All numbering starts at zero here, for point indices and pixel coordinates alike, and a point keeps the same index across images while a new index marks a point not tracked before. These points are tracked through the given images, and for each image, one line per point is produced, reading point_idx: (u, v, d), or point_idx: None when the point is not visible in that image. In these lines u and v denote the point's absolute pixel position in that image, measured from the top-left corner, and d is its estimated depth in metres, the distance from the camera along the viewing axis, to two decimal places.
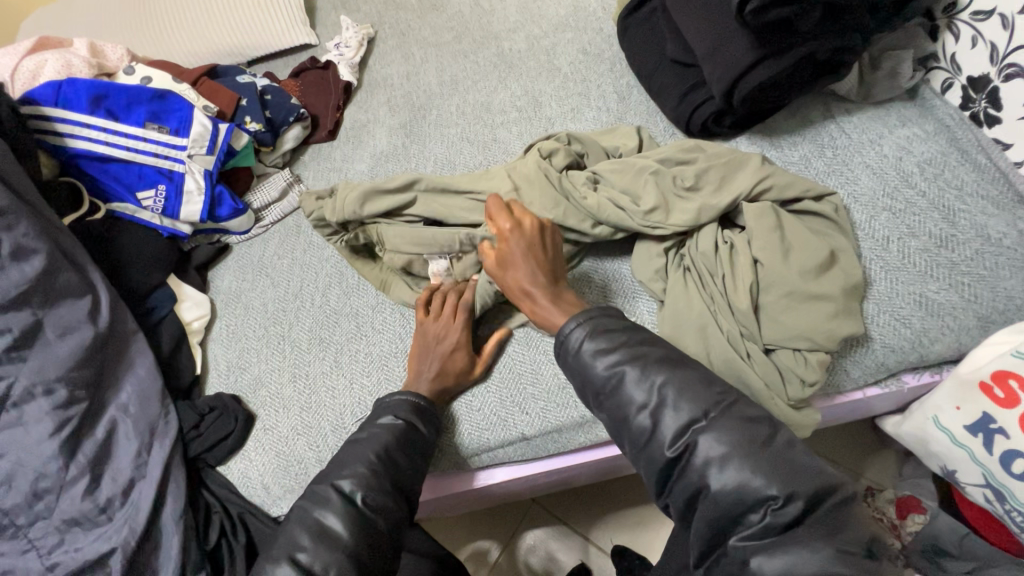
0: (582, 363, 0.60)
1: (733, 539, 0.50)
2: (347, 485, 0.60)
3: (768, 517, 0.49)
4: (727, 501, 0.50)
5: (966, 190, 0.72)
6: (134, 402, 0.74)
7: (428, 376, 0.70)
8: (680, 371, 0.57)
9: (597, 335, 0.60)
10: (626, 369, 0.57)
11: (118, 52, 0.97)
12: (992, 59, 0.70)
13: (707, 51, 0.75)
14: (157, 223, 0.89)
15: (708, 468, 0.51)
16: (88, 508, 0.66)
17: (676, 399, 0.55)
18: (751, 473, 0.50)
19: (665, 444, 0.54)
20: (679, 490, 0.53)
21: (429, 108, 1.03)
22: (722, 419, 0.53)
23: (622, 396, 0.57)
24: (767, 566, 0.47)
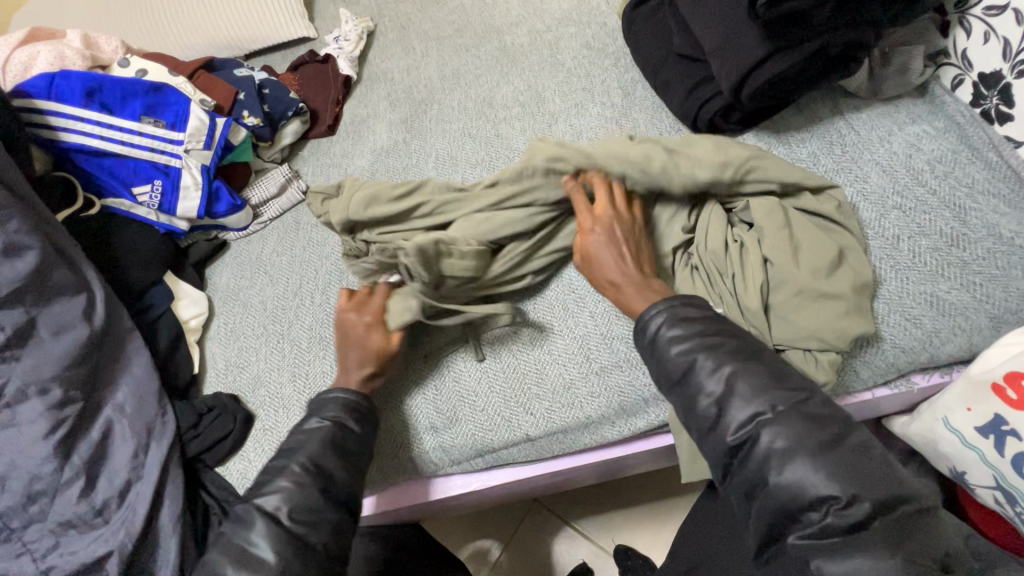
0: (657, 349, 0.59)
1: (791, 537, 0.50)
2: (273, 501, 0.57)
3: (829, 518, 0.48)
4: (783, 499, 0.50)
5: (977, 188, 0.71)
6: (131, 401, 0.72)
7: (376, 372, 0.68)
8: (752, 364, 0.55)
9: (677, 322, 0.59)
10: (700, 357, 0.56)
11: (113, 44, 0.95)
12: (1005, 54, 0.69)
13: (716, 45, 0.73)
14: (154, 219, 0.88)
15: (769, 464, 0.51)
16: (84, 510, 0.65)
17: (746, 392, 0.54)
18: (815, 472, 0.49)
19: (728, 430, 0.54)
20: (738, 478, 0.53)
21: (431, 103, 1.01)
22: (789, 415, 0.52)
23: (692, 383, 0.56)
24: (826, 569, 0.47)
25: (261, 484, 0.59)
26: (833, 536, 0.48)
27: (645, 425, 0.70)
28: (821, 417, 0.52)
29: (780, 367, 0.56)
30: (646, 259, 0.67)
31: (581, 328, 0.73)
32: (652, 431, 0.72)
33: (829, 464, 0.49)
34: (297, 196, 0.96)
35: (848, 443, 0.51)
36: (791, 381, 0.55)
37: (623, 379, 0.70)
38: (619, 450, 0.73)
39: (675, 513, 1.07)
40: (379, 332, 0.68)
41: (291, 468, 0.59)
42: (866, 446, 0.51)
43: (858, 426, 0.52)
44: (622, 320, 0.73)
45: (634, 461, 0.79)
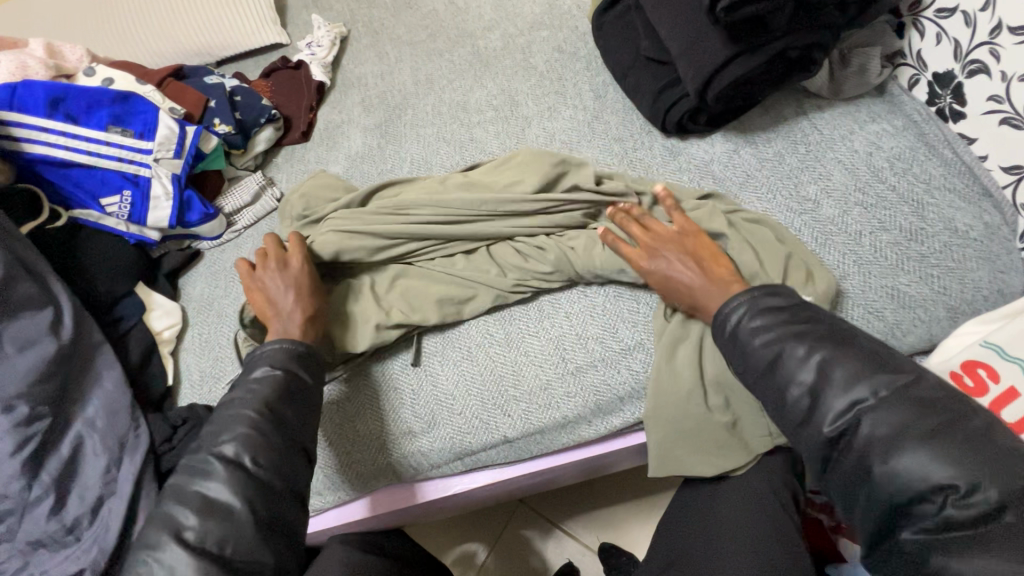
0: (739, 342, 0.59)
1: (908, 530, 0.49)
2: (231, 450, 0.56)
3: (947, 507, 0.46)
4: (896, 490, 0.48)
5: (934, 184, 0.74)
6: (102, 415, 0.71)
7: (291, 296, 0.69)
8: (847, 350, 0.54)
9: (758, 313, 0.58)
10: (787, 345, 0.56)
11: (77, 52, 0.94)
12: (956, 55, 0.72)
13: (681, 49, 0.75)
14: (123, 230, 0.86)
15: (876, 453, 0.49)
16: (54, 528, 0.65)
17: (844, 378, 0.52)
18: (930, 460, 0.47)
19: (825, 421, 0.52)
20: (846, 465, 0.52)
21: (405, 108, 1.02)
22: (894, 399, 0.50)
23: (781, 374, 0.55)
24: (961, 569, 0.46)
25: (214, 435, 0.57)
26: (954, 529, 0.46)
27: (621, 423, 0.71)
28: (932, 402, 0.50)
29: (876, 350, 0.54)
30: (718, 259, 0.67)
31: (557, 330, 0.74)
32: (629, 429, 0.73)
33: (944, 449, 0.47)
34: (270, 205, 0.96)
35: (966, 426, 0.48)
36: (892, 364, 0.53)
37: (599, 378, 0.71)
38: (600, 448, 0.74)
39: (657, 509, 1.08)
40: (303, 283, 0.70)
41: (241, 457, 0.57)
42: (988, 431, 0.48)
43: (976, 410, 0.49)
44: (598, 320, 0.73)
45: (615, 458, 0.80)
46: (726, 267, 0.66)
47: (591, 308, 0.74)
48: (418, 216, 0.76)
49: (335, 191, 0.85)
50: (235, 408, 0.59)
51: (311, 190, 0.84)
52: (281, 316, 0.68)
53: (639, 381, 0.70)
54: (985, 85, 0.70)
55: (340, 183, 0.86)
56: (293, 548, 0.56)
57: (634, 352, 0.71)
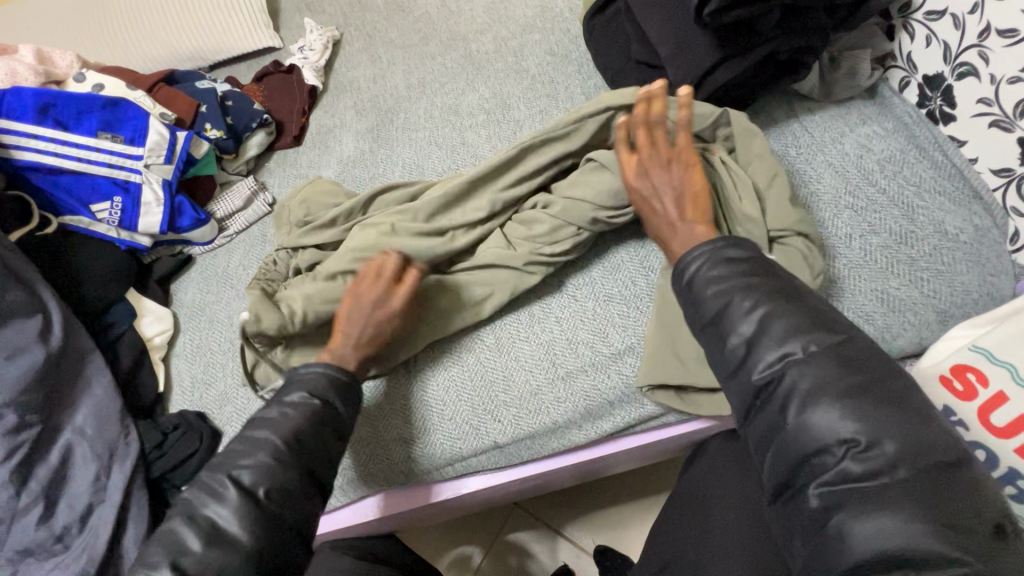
0: (692, 293, 0.57)
1: (812, 484, 0.47)
2: (248, 477, 0.56)
3: (847, 460, 0.46)
4: (806, 441, 0.48)
5: (924, 187, 0.74)
6: (91, 423, 0.71)
7: (394, 304, 0.67)
8: (790, 304, 0.52)
9: (717, 264, 0.56)
10: (737, 296, 0.54)
11: (67, 58, 0.94)
12: (946, 57, 0.72)
13: (671, 51, 0.74)
14: (114, 236, 0.86)
15: (796, 402, 0.48)
16: (43, 537, 0.65)
17: (781, 331, 0.51)
18: (841, 414, 0.47)
19: (754, 369, 0.51)
20: (765, 415, 0.51)
21: (397, 112, 1.01)
22: (821, 355, 0.49)
23: (726, 323, 0.54)
24: (852, 525, 0.44)
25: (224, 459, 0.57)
26: (854, 483, 0.45)
27: (611, 427, 0.71)
28: (859, 362, 0.49)
29: (821, 309, 0.52)
30: (699, 199, 0.63)
31: (548, 334, 0.74)
32: (620, 433, 0.73)
33: (859, 408, 0.46)
34: (262, 209, 0.95)
35: (887, 388, 0.47)
36: (831, 325, 0.51)
37: (589, 383, 0.71)
38: (591, 452, 0.74)
39: (653, 510, 1.08)
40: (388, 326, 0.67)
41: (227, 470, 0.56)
42: (906, 395, 0.47)
43: (901, 375, 0.48)
44: (588, 325, 0.73)
45: (607, 463, 0.80)
46: (704, 211, 0.63)
47: (581, 312, 0.74)
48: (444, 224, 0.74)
49: (336, 196, 0.85)
50: (259, 429, 0.58)
51: (310, 195, 0.84)
52: (383, 326, 0.66)
53: (630, 386, 0.70)
54: (974, 87, 0.69)
55: (338, 187, 0.86)
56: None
57: (624, 357, 0.71)
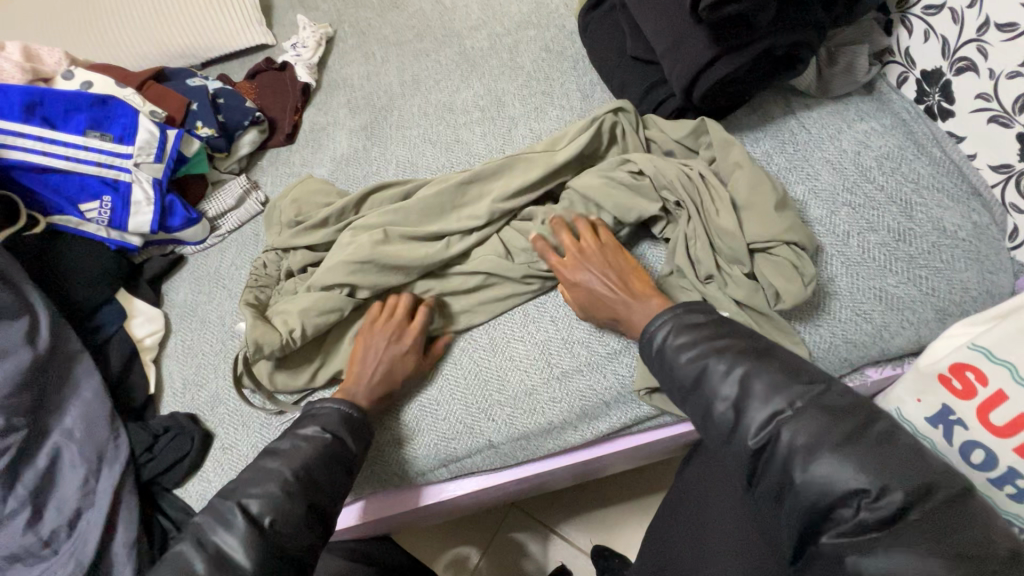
0: (666, 360, 0.58)
1: (825, 536, 0.45)
2: (255, 506, 0.55)
3: (861, 512, 0.44)
4: (814, 497, 0.45)
5: (922, 184, 0.73)
6: (80, 426, 0.70)
7: (407, 341, 0.69)
8: (766, 361, 0.52)
9: (681, 330, 0.58)
10: (711, 360, 0.54)
11: (55, 55, 0.92)
12: (944, 52, 0.71)
13: (666, 48, 0.73)
14: (104, 236, 0.85)
15: (792, 461, 0.47)
16: (30, 542, 0.64)
17: (763, 390, 0.50)
18: (841, 465, 0.44)
19: (747, 434, 0.50)
20: (767, 477, 0.49)
21: (391, 109, 1.00)
22: (808, 409, 0.48)
23: (707, 388, 0.54)
24: (866, 568, 0.42)
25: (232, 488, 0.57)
26: (867, 533, 0.43)
27: (608, 428, 0.70)
28: (843, 409, 0.47)
29: (794, 362, 0.52)
30: (636, 276, 0.67)
31: (543, 334, 0.73)
32: (617, 433, 0.72)
33: (856, 456, 0.44)
34: (254, 208, 0.94)
35: (875, 429, 0.46)
36: (807, 375, 0.51)
37: (585, 383, 0.70)
38: (588, 453, 0.73)
39: (651, 510, 1.08)
40: (399, 364, 0.68)
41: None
42: (894, 434, 0.46)
43: (885, 414, 0.47)
44: (583, 324, 0.73)
45: (605, 463, 0.79)
46: (647, 284, 0.66)
47: (576, 312, 0.74)
48: (442, 229, 0.74)
49: (327, 195, 0.84)
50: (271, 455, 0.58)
51: (301, 194, 0.83)
52: (398, 364, 0.68)
53: (626, 386, 0.69)
54: (973, 82, 0.69)
55: (328, 185, 0.85)
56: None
57: (621, 357, 0.70)
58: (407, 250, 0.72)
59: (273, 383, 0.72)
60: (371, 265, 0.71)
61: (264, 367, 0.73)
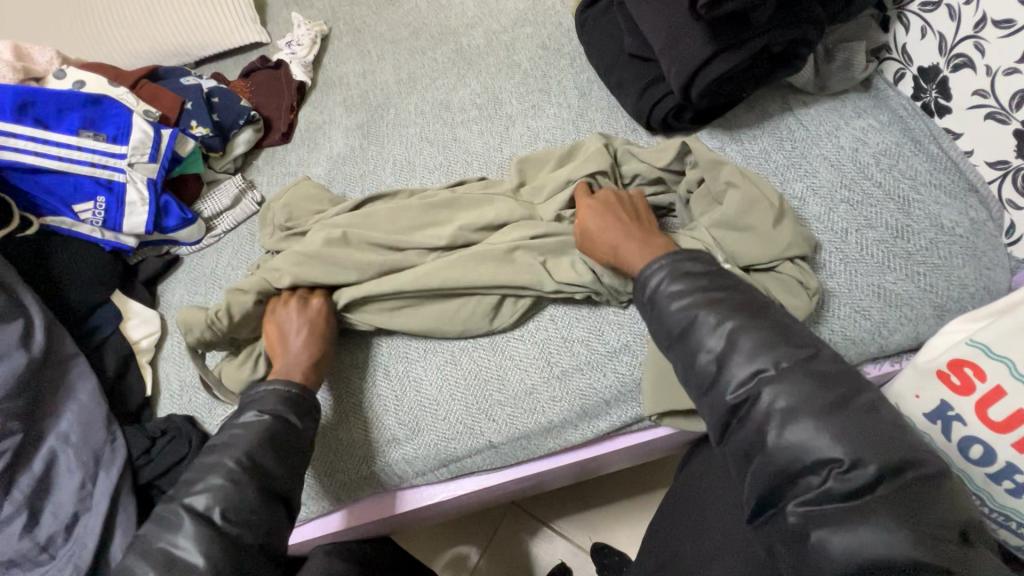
0: (657, 306, 0.57)
1: (791, 503, 0.46)
2: (219, 515, 0.53)
3: (830, 481, 0.44)
4: (786, 458, 0.46)
5: (920, 180, 0.73)
6: (76, 430, 0.69)
7: (314, 301, 0.70)
8: (757, 321, 0.52)
9: (677, 278, 0.56)
10: (699, 312, 0.53)
11: (48, 54, 0.91)
12: (941, 49, 0.72)
13: (664, 45, 0.74)
14: (99, 237, 0.84)
15: (770, 421, 0.47)
16: (27, 547, 0.64)
17: (750, 347, 0.50)
18: (817, 431, 0.45)
19: (728, 388, 0.50)
20: (740, 433, 0.49)
21: (387, 108, 1.00)
22: (793, 372, 0.48)
23: (692, 340, 0.53)
24: (830, 541, 0.43)
25: (189, 482, 0.56)
26: (835, 503, 0.44)
27: (607, 427, 0.70)
28: (829, 377, 0.48)
29: (786, 325, 0.52)
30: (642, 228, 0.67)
31: (542, 333, 0.73)
32: (616, 431, 0.72)
33: (836, 426, 0.45)
34: (250, 208, 0.94)
35: (859, 402, 0.46)
36: (797, 339, 0.50)
37: (584, 382, 0.70)
38: (587, 452, 0.73)
39: (649, 508, 1.08)
40: (314, 321, 0.69)
41: (215, 478, 0.56)
42: (877, 410, 0.46)
43: (870, 389, 0.48)
44: (581, 323, 0.73)
45: (604, 461, 0.79)
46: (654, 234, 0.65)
47: (574, 311, 0.74)
48: (398, 241, 0.74)
49: (319, 201, 0.83)
50: (271, 457, 0.57)
51: (293, 199, 0.82)
52: (315, 321, 0.69)
53: (626, 384, 0.70)
54: (969, 79, 0.69)
55: (323, 191, 0.84)
56: (268, 560, 0.55)
57: (620, 355, 0.70)
58: (359, 253, 0.73)
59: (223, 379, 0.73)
60: (315, 260, 0.72)
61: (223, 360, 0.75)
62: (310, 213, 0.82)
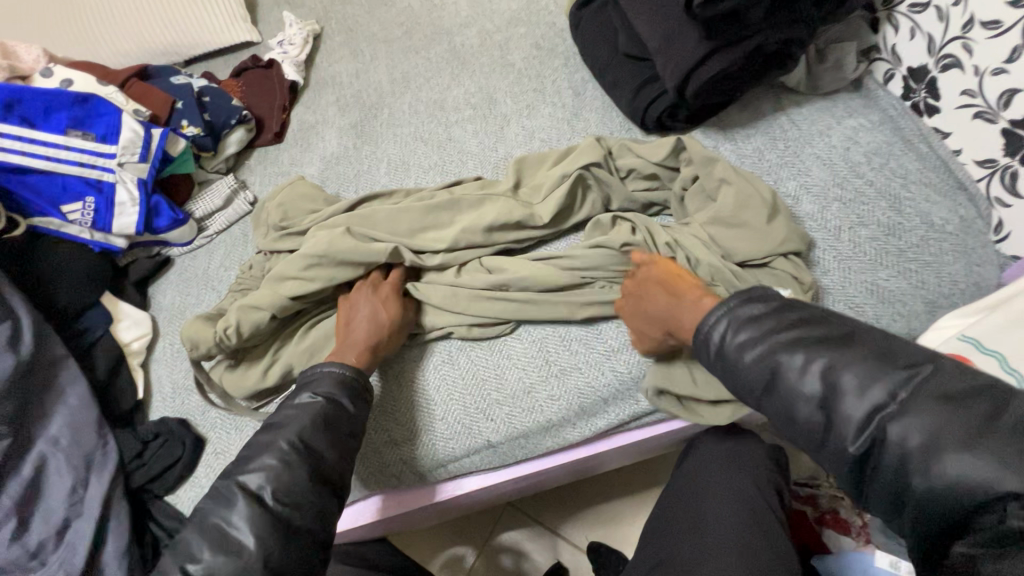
0: (729, 360, 0.54)
1: (962, 545, 0.40)
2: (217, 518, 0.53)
3: (1005, 518, 0.37)
4: (941, 503, 0.40)
5: (911, 178, 0.74)
6: (66, 434, 0.68)
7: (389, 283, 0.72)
8: (848, 349, 0.47)
9: (742, 326, 0.53)
10: (781, 355, 0.50)
11: (34, 52, 0.89)
12: (930, 50, 0.73)
13: (659, 46, 0.74)
14: (88, 238, 0.83)
15: (906, 462, 0.42)
16: (16, 554, 0.62)
17: (854, 383, 0.45)
18: (973, 460, 0.39)
19: (846, 438, 0.46)
20: (881, 479, 0.45)
21: (380, 108, 0.99)
22: (916, 400, 0.43)
23: (784, 387, 0.49)
24: None
25: None
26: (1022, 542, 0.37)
27: (606, 425, 0.70)
28: (962, 393, 0.42)
29: (886, 345, 0.47)
30: (675, 284, 0.64)
31: (540, 332, 0.73)
32: (615, 430, 0.72)
33: (989, 451, 0.39)
34: (243, 208, 0.93)
35: (1008, 419, 0.39)
36: (903, 357, 0.45)
37: (583, 380, 0.70)
38: (586, 450, 0.73)
39: (646, 507, 1.08)
40: (387, 305, 0.69)
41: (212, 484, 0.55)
42: None
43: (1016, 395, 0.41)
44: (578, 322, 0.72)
45: (604, 459, 0.79)
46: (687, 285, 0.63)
47: None
48: (400, 244, 0.73)
49: (314, 201, 0.82)
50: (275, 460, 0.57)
51: (288, 200, 0.82)
52: (384, 304, 0.69)
53: (624, 382, 0.69)
54: (958, 79, 0.70)
55: (316, 191, 0.84)
56: None
57: (617, 355, 0.70)
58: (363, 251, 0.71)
59: (228, 388, 0.72)
60: (325, 260, 0.70)
61: (222, 367, 0.74)
62: (303, 213, 0.81)
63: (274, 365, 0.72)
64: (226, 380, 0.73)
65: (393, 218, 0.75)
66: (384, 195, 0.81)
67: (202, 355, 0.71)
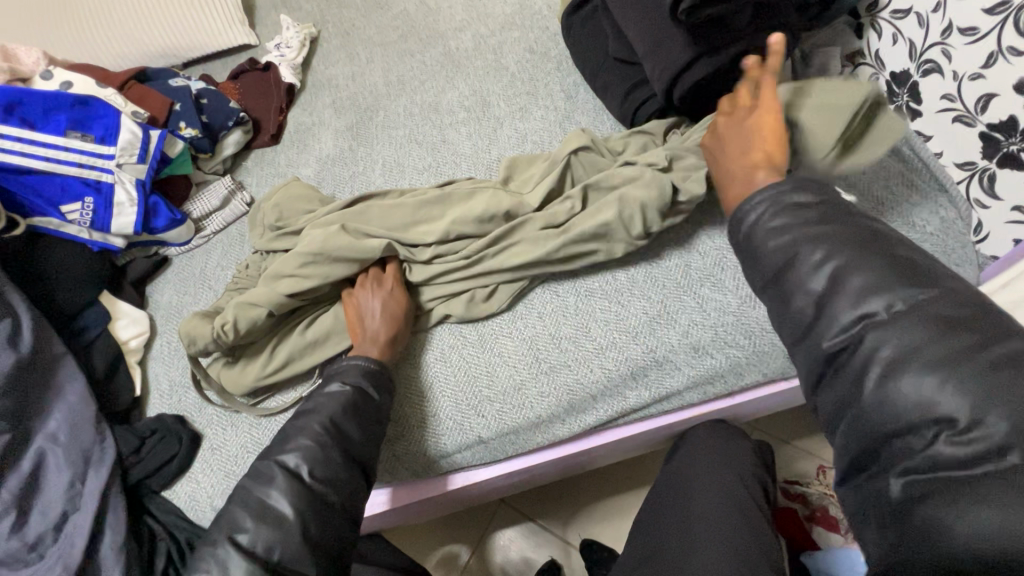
0: (752, 242, 0.52)
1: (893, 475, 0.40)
2: None
3: (936, 445, 0.38)
4: (885, 425, 0.41)
5: (894, 181, 0.76)
6: (65, 429, 0.69)
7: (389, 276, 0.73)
8: (867, 252, 0.46)
9: (781, 211, 0.50)
10: (801, 246, 0.48)
11: (33, 55, 0.91)
12: (911, 54, 0.75)
13: (648, 50, 0.75)
14: (87, 238, 0.84)
15: (871, 371, 0.42)
16: (15, 547, 0.63)
17: (860, 286, 0.44)
18: (932, 386, 0.39)
19: (830, 332, 0.45)
20: (837, 383, 0.45)
21: (376, 110, 1.01)
22: (910, 315, 0.42)
23: (793, 277, 0.48)
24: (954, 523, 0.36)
25: None
26: (951, 470, 0.38)
27: (594, 421, 0.71)
28: (958, 318, 0.41)
29: (911, 260, 0.45)
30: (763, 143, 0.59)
31: (530, 330, 0.74)
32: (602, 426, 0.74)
33: (958, 376, 0.38)
34: (240, 209, 0.94)
35: (987, 355, 0.38)
36: (920, 272, 0.44)
37: (572, 377, 0.71)
38: (574, 445, 0.75)
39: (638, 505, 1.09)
40: (394, 297, 0.71)
41: None
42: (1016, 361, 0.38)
43: (1010, 339, 0.39)
44: (569, 319, 0.74)
45: (594, 456, 0.80)
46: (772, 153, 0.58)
47: (562, 308, 0.75)
48: (392, 237, 0.75)
49: (310, 202, 0.84)
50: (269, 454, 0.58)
51: (285, 201, 0.83)
52: (390, 297, 0.71)
53: (612, 378, 0.71)
54: (938, 83, 0.72)
55: (312, 192, 0.85)
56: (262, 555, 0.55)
57: (606, 353, 0.71)
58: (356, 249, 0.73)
59: (226, 384, 0.74)
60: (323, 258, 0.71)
61: (220, 364, 0.76)
62: (299, 212, 0.82)
63: (269, 362, 0.73)
64: (224, 376, 0.75)
65: (387, 217, 0.77)
66: (379, 195, 0.83)
67: (200, 351, 0.73)
